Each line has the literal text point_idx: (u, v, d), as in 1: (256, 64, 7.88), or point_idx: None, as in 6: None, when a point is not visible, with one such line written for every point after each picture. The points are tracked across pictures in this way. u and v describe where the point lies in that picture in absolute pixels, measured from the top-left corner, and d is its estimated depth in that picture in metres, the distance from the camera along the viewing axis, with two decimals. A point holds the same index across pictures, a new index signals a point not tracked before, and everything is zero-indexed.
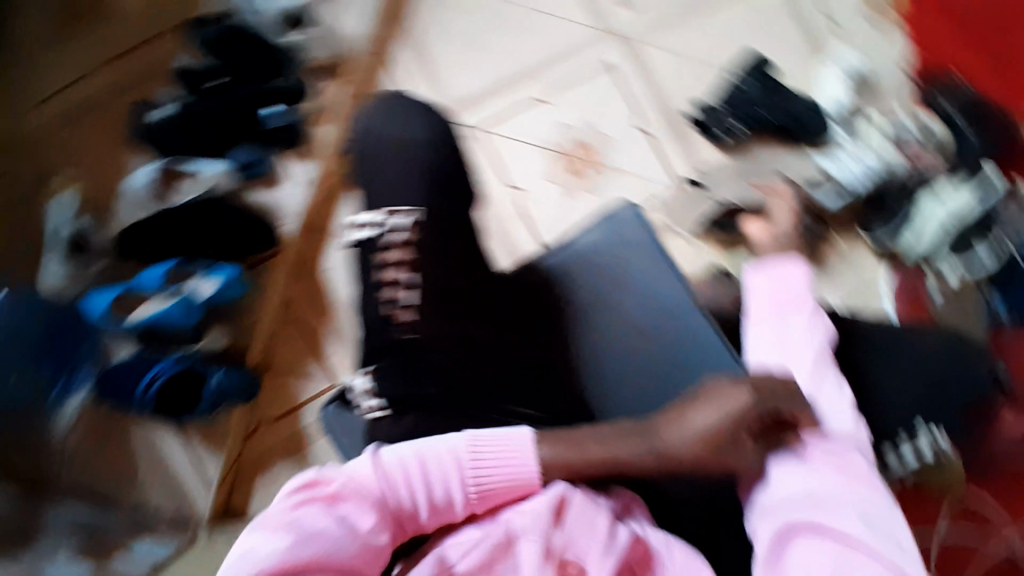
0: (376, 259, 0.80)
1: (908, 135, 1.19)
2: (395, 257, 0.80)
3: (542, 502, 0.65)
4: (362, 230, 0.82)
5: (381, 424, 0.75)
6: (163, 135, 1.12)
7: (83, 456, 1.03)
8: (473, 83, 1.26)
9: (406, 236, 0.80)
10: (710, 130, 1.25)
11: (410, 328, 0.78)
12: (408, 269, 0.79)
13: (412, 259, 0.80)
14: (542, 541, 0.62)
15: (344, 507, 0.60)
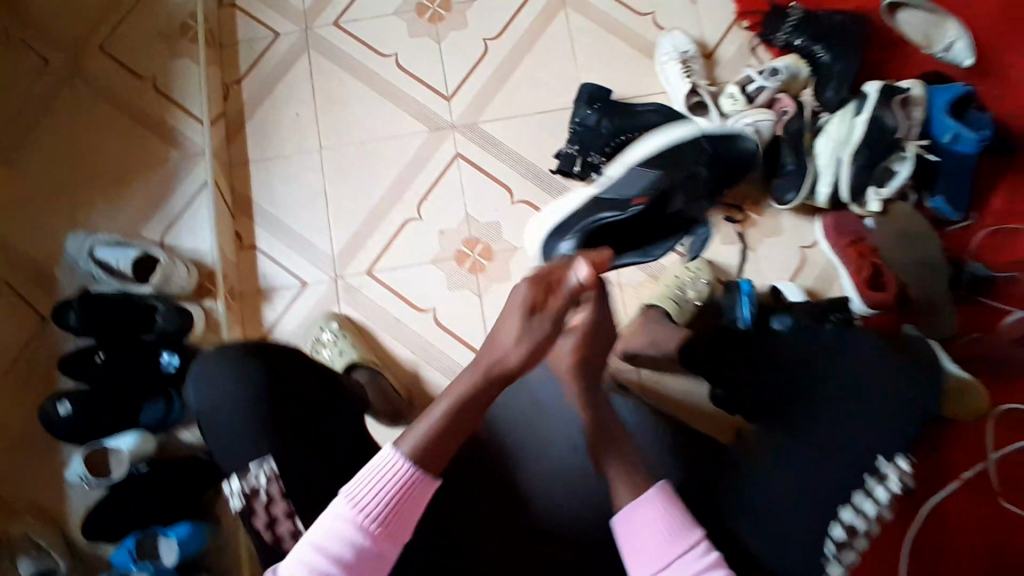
0: (254, 525, 0.80)
1: (766, 90, 1.20)
2: (268, 516, 0.80)
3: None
4: (238, 501, 0.81)
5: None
6: (73, 432, 1.08)
7: None
8: (339, 233, 1.25)
9: (270, 492, 0.81)
10: (574, 173, 1.21)
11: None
12: (286, 520, 0.80)
13: (286, 509, 0.80)
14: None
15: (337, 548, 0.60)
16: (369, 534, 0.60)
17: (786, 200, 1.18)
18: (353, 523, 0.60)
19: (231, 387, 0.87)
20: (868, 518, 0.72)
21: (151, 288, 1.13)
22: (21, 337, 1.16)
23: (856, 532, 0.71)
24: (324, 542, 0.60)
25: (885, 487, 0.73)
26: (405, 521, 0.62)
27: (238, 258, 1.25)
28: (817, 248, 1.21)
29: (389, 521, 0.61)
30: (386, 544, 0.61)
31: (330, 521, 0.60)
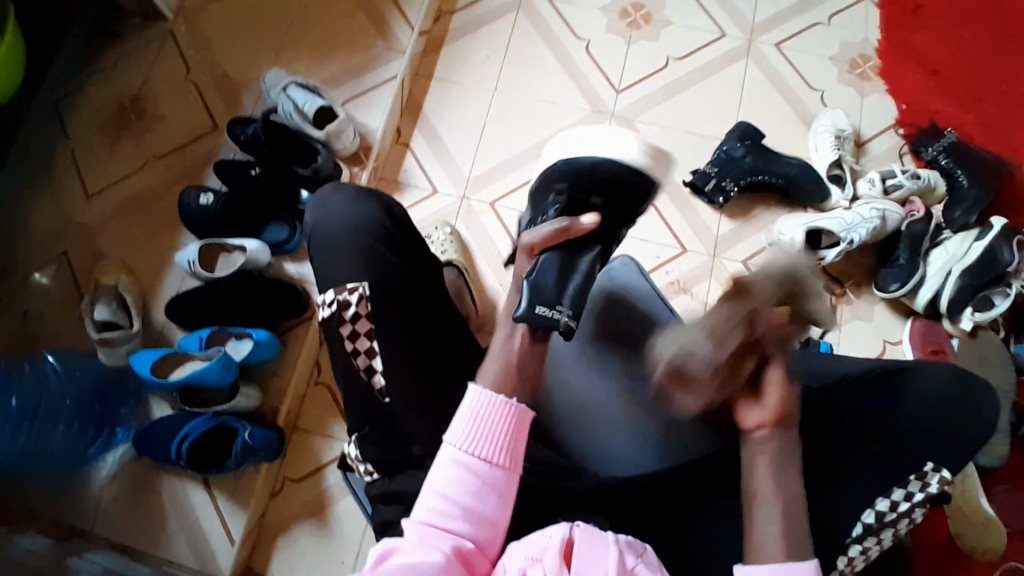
0: (338, 333, 0.91)
1: (903, 188, 1.25)
2: (351, 328, 0.91)
3: (552, 541, 0.70)
4: (329, 307, 0.91)
5: (377, 482, 0.92)
6: (201, 221, 1.22)
7: (116, 512, 1.10)
8: (482, 162, 1.37)
9: (358, 309, 0.91)
10: (705, 192, 1.31)
11: (380, 391, 0.90)
12: (364, 337, 0.90)
13: (368, 328, 0.91)
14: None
15: (448, 488, 0.71)
16: (484, 466, 0.73)
17: (888, 290, 1.21)
18: (467, 458, 0.73)
19: (349, 213, 0.98)
20: (900, 513, 0.75)
21: (324, 135, 1.25)
22: (190, 130, 1.30)
23: (885, 522, 0.75)
24: (447, 485, 0.72)
25: (925, 490, 0.75)
26: (517, 448, 0.74)
27: (392, 149, 1.38)
28: (900, 348, 1.23)
29: (496, 452, 0.73)
30: (498, 471, 0.73)
31: (449, 461, 0.73)
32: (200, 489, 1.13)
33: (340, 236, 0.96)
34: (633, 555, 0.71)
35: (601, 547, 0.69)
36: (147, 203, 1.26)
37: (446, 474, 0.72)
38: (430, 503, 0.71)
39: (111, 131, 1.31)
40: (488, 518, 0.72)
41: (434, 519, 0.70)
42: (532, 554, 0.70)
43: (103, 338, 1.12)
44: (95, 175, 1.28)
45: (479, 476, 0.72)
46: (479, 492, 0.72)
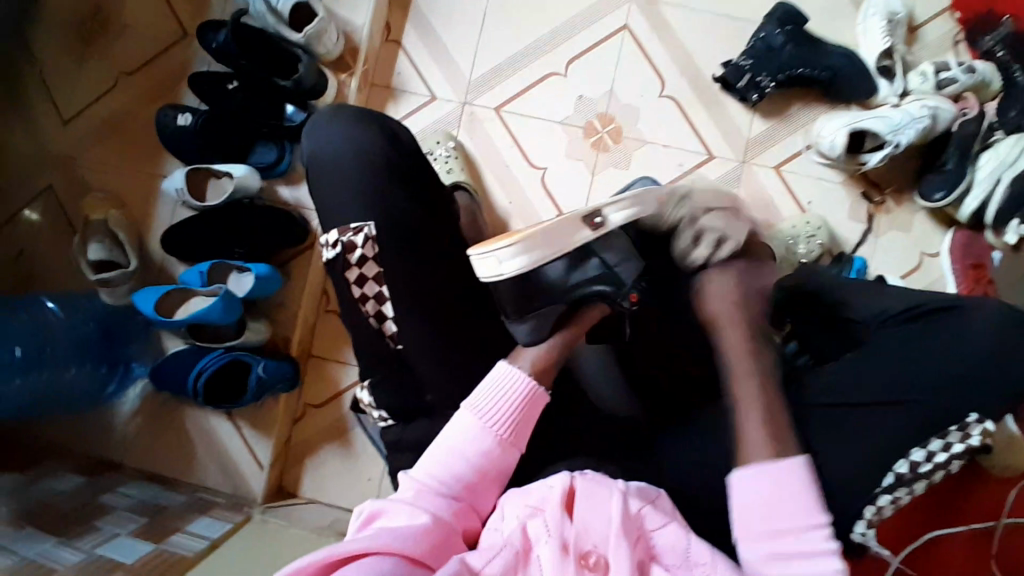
0: (345, 277, 0.84)
1: (958, 83, 1.09)
2: (357, 273, 0.84)
3: (552, 491, 0.66)
4: (333, 249, 0.84)
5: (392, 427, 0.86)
6: (182, 145, 1.13)
7: (144, 444, 1.16)
8: (484, 60, 1.23)
9: (364, 252, 0.83)
10: (738, 89, 1.18)
11: (391, 337, 0.83)
12: (373, 282, 0.83)
13: (376, 272, 0.83)
14: (557, 536, 0.63)
15: (455, 453, 0.69)
16: (499, 440, 0.70)
17: (932, 200, 1.11)
18: (480, 428, 0.70)
19: (341, 142, 0.88)
20: (935, 464, 0.70)
21: (303, 39, 1.10)
22: (160, 40, 1.17)
23: (918, 474, 0.69)
24: (455, 448, 0.69)
25: (965, 442, 0.70)
26: (523, 430, 0.72)
27: (382, 48, 1.25)
28: (938, 260, 1.15)
29: (510, 429, 0.71)
30: (508, 449, 0.70)
31: (463, 428, 0.70)
32: (224, 420, 1.16)
33: (333, 169, 0.87)
34: (638, 500, 0.66)
35: (604, 495, 0.65)
36: (128, 128, 1.17)
37: (453, 438, 0.70)
38: (431, 465, 0.69)
39: (75, 45, 1.18)
40: (485, 488, 0.69)
41: (433, 482, 0.68)
42: (532, 503, 0.66)
43: (100, 279, 1.08)
44: (67, 97, 1.18)
45: (484, 452, 0.69)
46: (485, 465, 0.69)
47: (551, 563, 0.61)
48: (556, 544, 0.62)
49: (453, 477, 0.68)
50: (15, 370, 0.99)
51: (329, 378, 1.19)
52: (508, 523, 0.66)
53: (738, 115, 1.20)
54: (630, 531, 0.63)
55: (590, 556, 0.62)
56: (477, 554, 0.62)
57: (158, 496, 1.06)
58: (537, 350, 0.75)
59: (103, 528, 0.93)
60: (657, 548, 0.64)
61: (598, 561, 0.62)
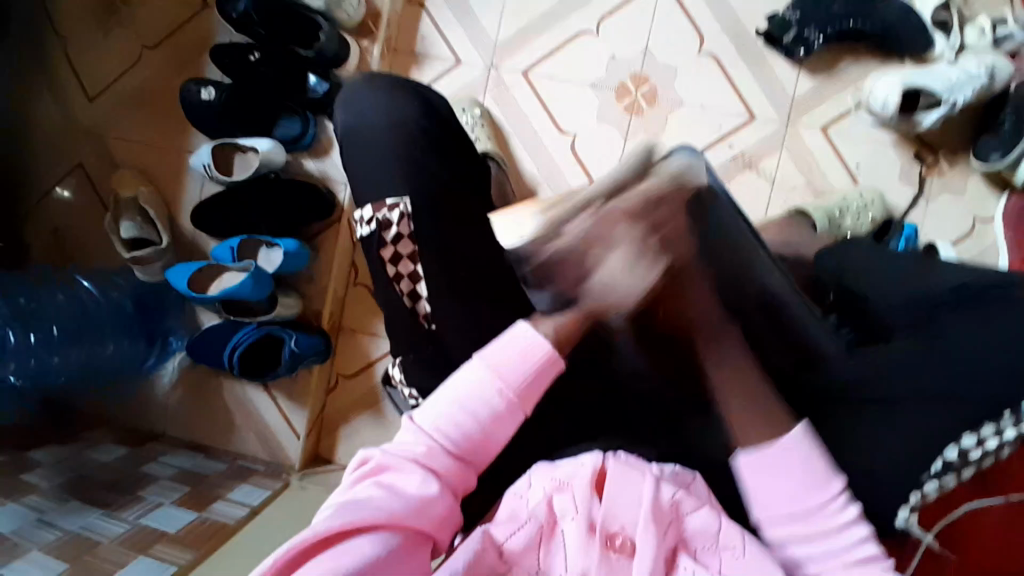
0: (378, 257, 0.77)
1: (1015, 40, 1.02)
2: (392, 251, 0.77)
3: (583, 468, 0.60)
4: (368, 226, 0.78)
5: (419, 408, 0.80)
6: (206, 119, 1.11)
7: (184, 415, 1.20)
8: (511, 21, 1.18)
9: (399, 229, 0.76)
10: (783, 44, 1.10)
11: (424, 319, 0.75)
12: (408, 260, 0.76)
13: (411, 251, 0.76)
14: (584, 513, 0.57)
15: (463, 406, 0.56)
16: (507, 401, 0.57)
17: (988, 161, 1.03)
18: (498, 388, 0.57)
19: (371, 112, 0.83)
20: (988, 452, 0.56)
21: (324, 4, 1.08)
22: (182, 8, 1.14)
23: (969, 462, 0.56)
24: (462, 400, 0.56)
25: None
26: (537, 391, 0.58)
27: (405, 10, 1.20)
28: (992, 225, 1.08)
29: (527, 392, 0.57)
30: (523, 413, 0.58)
31: (471, 379, 0.57)
32: (260, 391, 1.18)
33: (367, 144, 0.81)
34: (672, 484, 0.58)
35: (636, 476, 0.59)
36: (153, 103, 1.16)
37: (460, 390, 0.57)
38: (433, 415, 0.57)
39: (98, 19, 1.17)
40: (495, 452, 0.58)
41: (434, 437, 0.56)
42: (559, 478, 0.60)
43: (134, 257, 1.09)
44: (94, 74, 1.17)
45: (490, 412, 0.56)
46: (499, 430, 0.57)
47: (576, 541, 0.56)
48: (583, 523, 0.56)
49: (454, 435, 0.56)
50: (53, 348, 1.02)
51: (361, 351, 1.20)
52: (533, 494, 0.59)
53: (782, 72, 1.13)
54: (662, 518, 0.56)
55: (617, 538, 0.56)
56: (499, 525, 0.57)
57: (198, 464, 1.10)
58: (562, 315, 0.62)
59: (145, 497, 0.96)
60: (688, 531, 0.57)
61: (624, 543, 0.56)
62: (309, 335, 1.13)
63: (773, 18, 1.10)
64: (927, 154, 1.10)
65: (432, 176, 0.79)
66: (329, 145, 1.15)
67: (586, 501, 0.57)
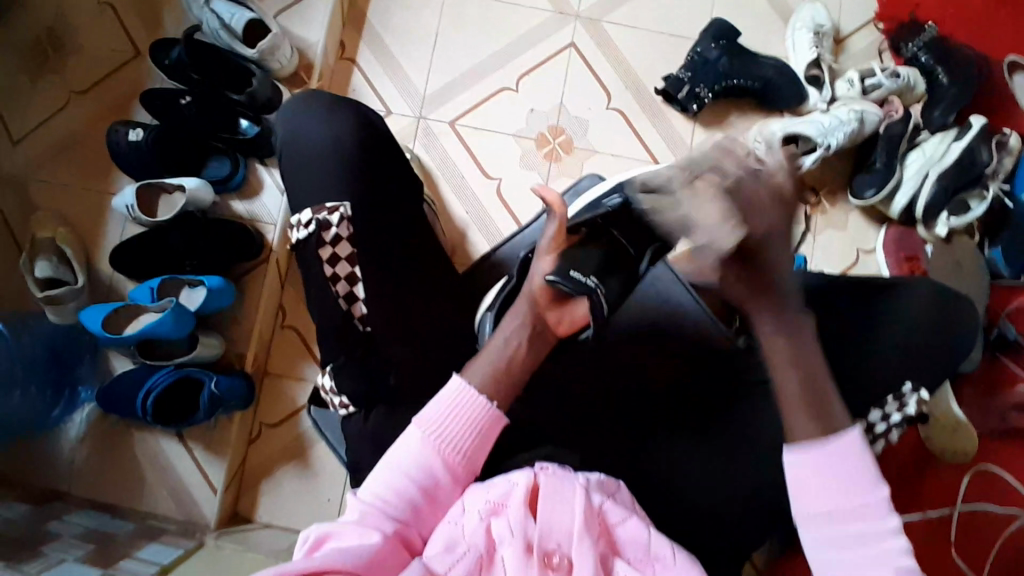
0: (316, 257, 0.77)
1: (882, 88, 1.18)
2: (330, 252, 0.77)
3: (517, 487, 0.64)
4: (305, 229, 0.77)
5: (356, 418, 0.76)
6: (135, 161, 1.11)
7: (87, 474, 1.10)
8: (437, 77, 1.26)
9: (339, 232, 0.77)
10: (678, 100, 1.22)
11: (360, 320, 0.77)
12: (346, 263, 0.77)
13: (350, 253, 0.77)
14: (520, 535, 0.61)
15: (401, 473, 0.65)
16: (446, 462, 0.66)
17: (864, 197, 1.17)
18: (428, 451, 0.66)
19: (295, 121, 0.83)
20: (877, 433, 0.77)
21: (256, 54, 1.12)
22: (115, 60, 1.17)
23: (863, 444, 0.77)
24: (404, 466, 0.65)
25: (902, 411, 0.77)
26: (475, 451, 0.68)
27: (336, 64, 1.27)
28: (873, 257, 1.21)
29: (461, 449, 0.67)
30: (458, 471, 0.67)
31: (407, 447, 0.66)
32: (176, 441, 1.12)
33: (292, 160, 0.82)
34: (600, 495, 0.66)
35: (567, 489, 0.64)
36: (77, 147, 1.15)
37: (401, 459, 0.66)
38: (379, 481, 0.65)
39: (24, 64, 1.17)
40: (435, 513, 0.66)
41: (382, 498, 0.64)
42: (495, 499, 0.64)
43: (47, 297, 1.06)
44: (15, 119, 1.16)
45: (430, 475, 0.65)
46: (439, 488, 0.66)
47: (515, 561, 0.60)
48: (520, 544, 0.61)
49: (397, 497, 0.64)
50: None
51: (286, 396, 1.16)
52: (469, 518, 0.64)
53: (683, 122, 1.25)
54: (593, 525, 0.63)
55: (553, 556, 0.61)
56: (439, 557, 0.61)
57: (105, 523, 1.01)
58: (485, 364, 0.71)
59: (50, 554, 0.86)
60: (617, 539, 0.64)
61: (561, 561, 0.61)
62: (234, 377, 1.09)
63: (672, 75, 1.23)
64: (810, 191, 1.23)
65: (361, 191, 0.80)
66: (258, 188, 1.16)
67: (528, 526, 0.62)
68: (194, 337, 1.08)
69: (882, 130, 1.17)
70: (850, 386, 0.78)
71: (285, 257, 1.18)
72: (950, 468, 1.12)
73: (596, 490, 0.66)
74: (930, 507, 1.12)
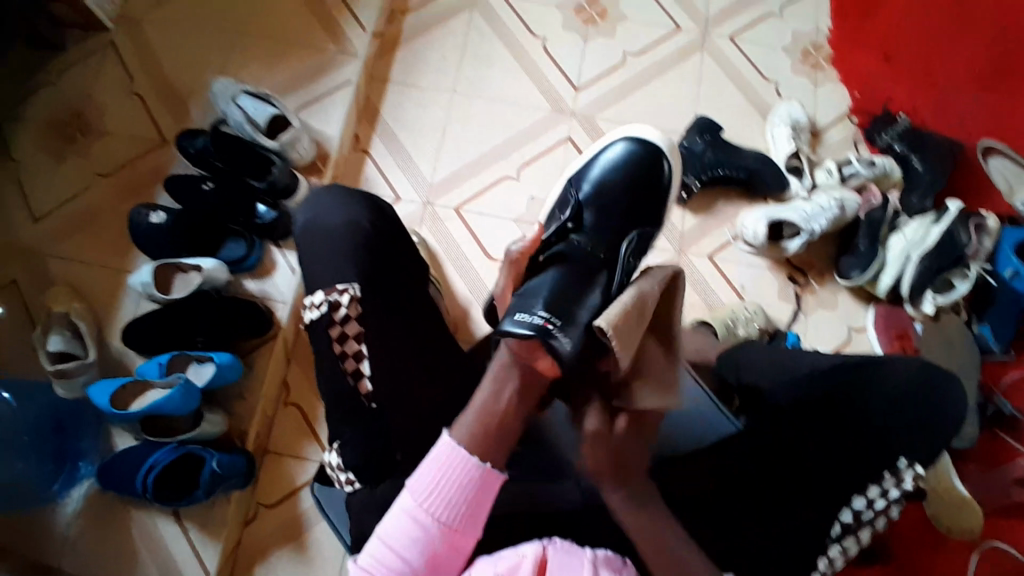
0: (326, 336, 0.79)
1: (859, 177, 1.27)
2: (340, 331, 0.80)
3: (525, 561, 0.65)
4: (316, 309, 0.80)
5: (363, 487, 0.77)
6: (155, 241, 1.17)
7: (79, 556, 1.07)
8: (444, 165, 1.35)
9: (348, 312, 0.80)
10: None
11: (366, 396, 0.79)
12: (354, 340, 0.80)
13: (358, 331, 0.80)
14: None
15: (395, 540, 0.66)
16: (437, 521, 0.66)
17: (850, 277, 1.24)
18: (417, 511, 0.66)
19: (313, 207, 0.89)
20: (877, 510, 0.78)
21: (277, 145, 1.21)
22: (141, 148, 1.25)
23: (862, 520, 0.78)
24: (396, 530, 0.66)
25: (900, 487, 0.78)
26: (468, 510, 0.67)
27: (349, 154, 1.35)
28: (864, 334, 1.26)
29: (450, 506, 0.67)
30: (453, 530, 0.67)
31: (399, 510, 0.67)
32: (172, 520, 1.10)
33: (307, 239, 0.86)
34: (608, 570, 0.66)
35: (574, 563, 0.65)
36: (99, 228, 1.21)
37: (392, 524, 0.67)
38: (375, 549, 0.66)
39: (56, 150, 1.25)
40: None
41: (377, 568, 0.65)
42: (501, 571, 0.64)
43: (58, 371, 1.08)
44: (40, 199, 1.22)
45: (421, 539, 0.66)
46: (435, 550, 0.66)
47: None
48: None
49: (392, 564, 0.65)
50: None
51: (287, 474, 1.16)
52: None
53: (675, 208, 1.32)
54: None
55: None
56: None
57: None
58: (476, 418, 0.71)
59: None
60: None
61: None
62: (237, 455, 1.09)
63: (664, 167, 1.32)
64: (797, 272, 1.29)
65: (377, 265, 0.84)
66: (272, 267, 1.22)
67: None
68: (200, 414, 1.09)
69: (863, 215, 1.24)
70: (852, 451, 0.80)
71: (293, 335, 1.21)
72: (958, 544, 1.11)
73: (605, 565, 0.66)
74: None
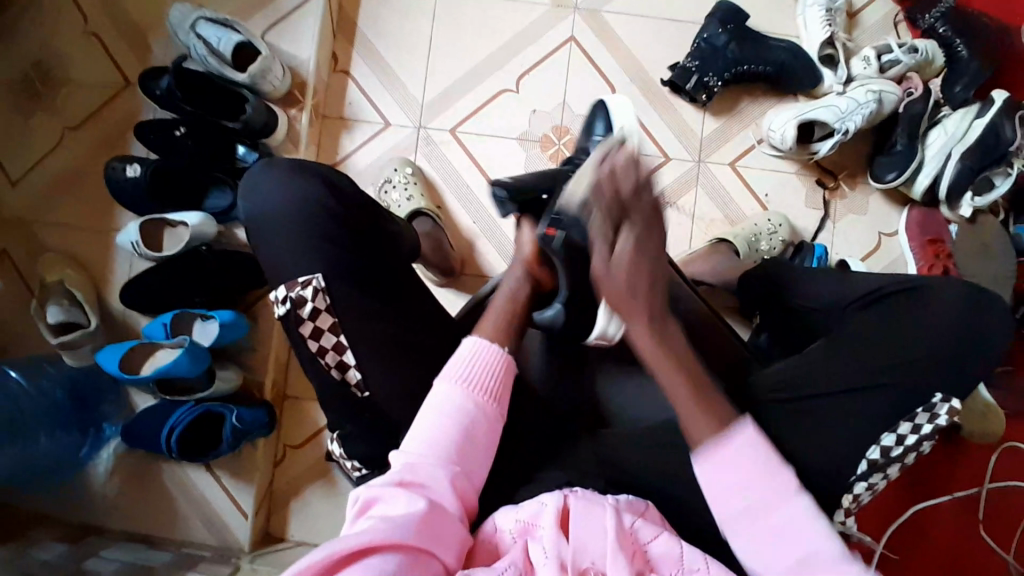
0: (298, 335, 0.73)
1: (900, 65, 1.12)
2: (312, 327, 0.73)
3: (546, 508, 0.61)
4: (282, 305, 0.73)
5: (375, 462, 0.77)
6: (138, 197, 1.10)
7: (122, 506, 1.12)
8: (435, 81, 1.22)
9: (315, 305, 0.73)
10: (687, 91, 1.17)
11: (356, 387, 0.74)
12: (329, 334, 0.73)
13: (332, 323, 0.73)
14: (555, 555, 0.57)
15: (443, 426, 0.64)
16: (481, 403, 0.67)
17: (885, 180, 1.13)
18: (465, 394, 0.66)
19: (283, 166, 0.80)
20: (907, 447, 0.70)
21: (248, 78, 1.09)
22: (107, 93, 1.15)
23: (892, 458, 0.70)
24: (446, 410, 0.65)
25: (933, 422, 0.70)
26: (504, 389, 0.69)
27: (330, 77, 1.23)
28: (896, 239, 1.17)
29: (493, 390, 0.68)
30: (494, 412, 0.67)
31: (446, 396, 0.66)
32: (203, 471, 1.13)
33: None
34: (631, 513, 0.63)
35: (597, 510, 0.61)
36: (79, 185, 1.14)
37: (440, 406, 0.65)
38: (419, 440, 0.63)
39: (17, 101, 1.16)
40: (477, 464, 0.65)
41: (426, 458, 0.62)
42: (524, 519, 0.61)
43: (62, 342, 1.06)
44: (12, 159, 1.15)
45: (470, 412, 0.65)
46: (480, 432, 0.66)
47: None
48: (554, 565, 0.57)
49: (441, 452, 0.62)
50: None
51: (307, 417, 1.17)
52: (503, 538, 0.62)
53: (692, 114, 1.20)
54: (627, 545, 0.59)
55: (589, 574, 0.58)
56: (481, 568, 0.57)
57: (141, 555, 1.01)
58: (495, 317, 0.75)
59: None
60: (654, 560, 0.60)
61: None
62: (256, 407, 1.10)
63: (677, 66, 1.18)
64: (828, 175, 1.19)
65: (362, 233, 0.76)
66: None
67: (562, 542, 0.58)
68: (212, 371, 1.08)
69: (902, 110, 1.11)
70: None
71: None
72: (979, 450, 1.10)
73: (630, 512, 0.63)
74: (961, 490, 1.10)
